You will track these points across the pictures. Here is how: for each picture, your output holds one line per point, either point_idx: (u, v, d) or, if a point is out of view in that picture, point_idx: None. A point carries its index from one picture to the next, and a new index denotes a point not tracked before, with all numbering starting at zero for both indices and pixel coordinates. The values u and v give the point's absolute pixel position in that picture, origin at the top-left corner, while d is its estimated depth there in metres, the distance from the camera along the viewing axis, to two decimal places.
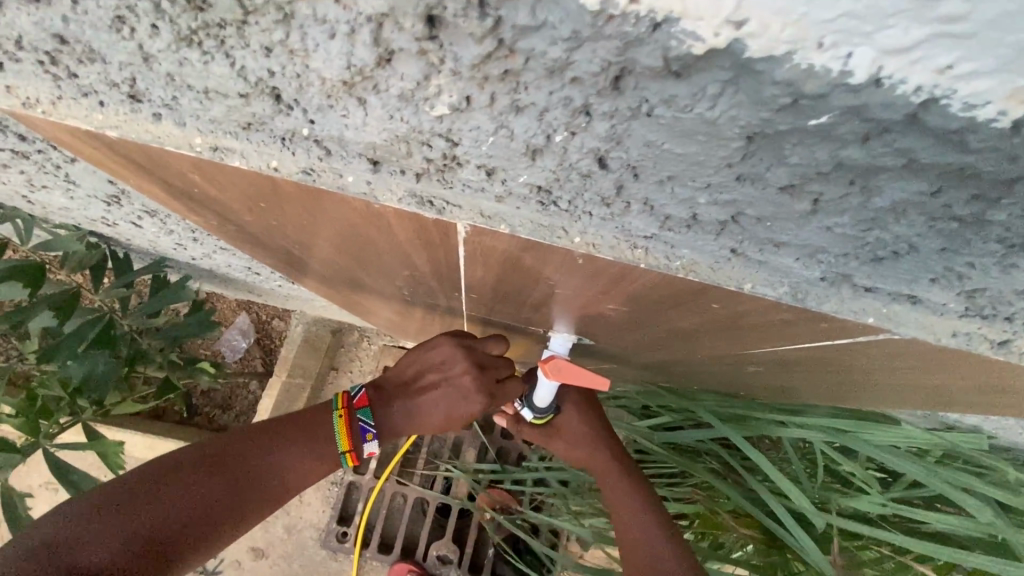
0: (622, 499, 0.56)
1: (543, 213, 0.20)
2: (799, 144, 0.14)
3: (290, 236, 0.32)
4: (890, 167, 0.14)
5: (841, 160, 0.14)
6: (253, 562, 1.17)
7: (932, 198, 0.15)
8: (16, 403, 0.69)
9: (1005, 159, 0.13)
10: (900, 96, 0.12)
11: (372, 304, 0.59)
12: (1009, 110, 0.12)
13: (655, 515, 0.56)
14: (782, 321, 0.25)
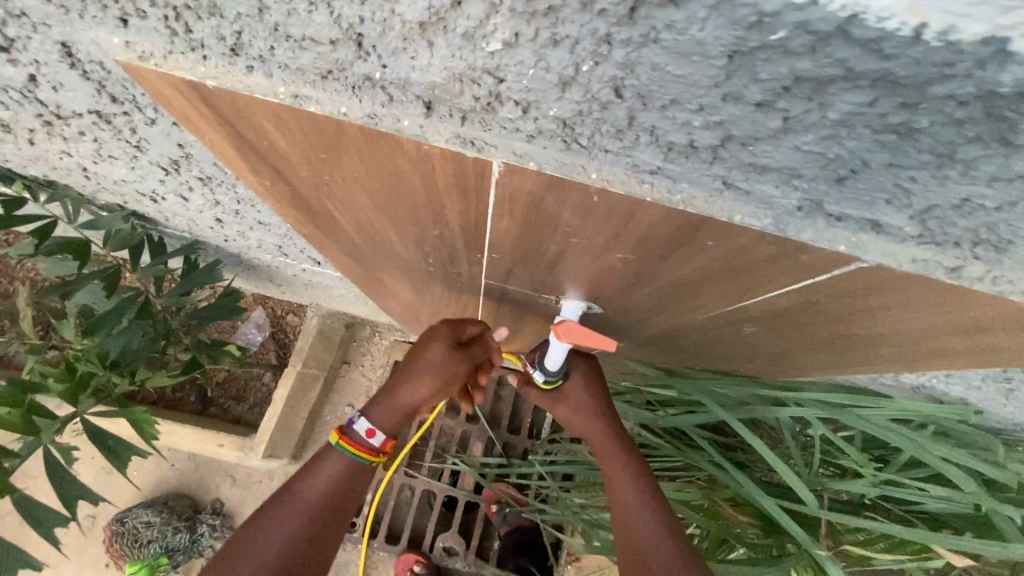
0: (615, 469, 0.60)
1: (566, 152, 0.24)
2: (767, 61, 0.16)
3: (336, 193, 0.37)
4: (833, 78, 0.16)
5: (798, 73, 0.16)
6: None
7: (870, 108, 0.17)
8: (59, 374, 0.73)
9: (916, 65, 0.15)
10: (832, 12, 0.14)
11: (395, 278, 0.64)
12: (910, 20, 0.14)
13: (645, 485, 0.58)
14: (768, 256, 0.29)
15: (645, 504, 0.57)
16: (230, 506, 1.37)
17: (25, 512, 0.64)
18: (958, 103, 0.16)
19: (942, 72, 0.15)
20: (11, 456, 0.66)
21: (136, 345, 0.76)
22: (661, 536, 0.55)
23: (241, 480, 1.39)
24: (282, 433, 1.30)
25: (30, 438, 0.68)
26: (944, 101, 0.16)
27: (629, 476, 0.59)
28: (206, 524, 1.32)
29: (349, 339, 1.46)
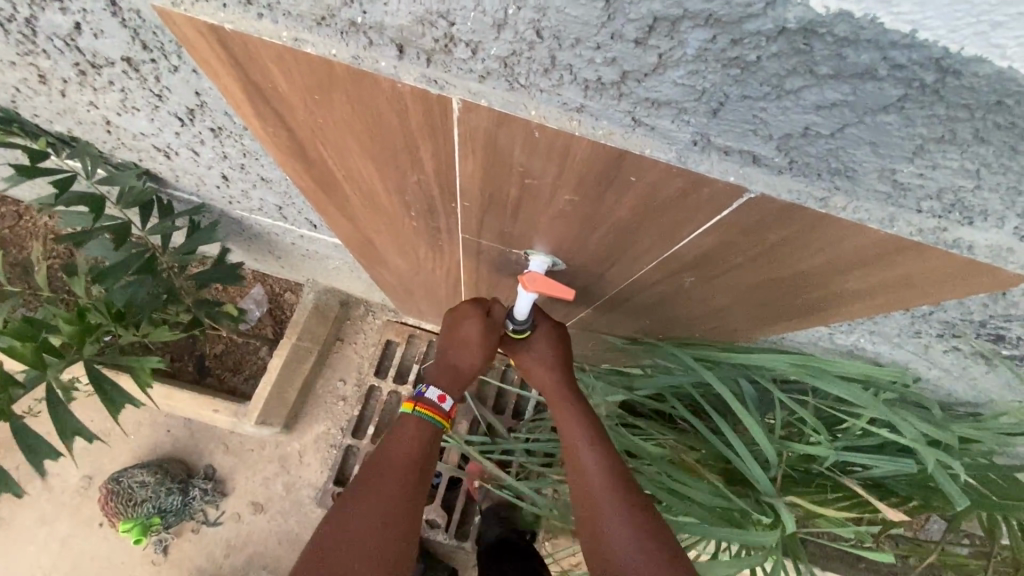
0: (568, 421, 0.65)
1: (510, 92, 0.31)
2: (633, 5, 0.23)
3: (328, 137, 0.43)
4: (679, 16, 0.23)
5: (654, 14, 0.23)
6: (252, 514, 1.42)
7: (713, 44, 0.24)
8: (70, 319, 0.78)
9: (727, 5, 0.22)
10: None
11: (384, 238, 0.70)
12: None
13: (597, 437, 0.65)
14: (681, 191, 0.35)
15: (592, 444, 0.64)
16: (221, 472, 1.43)
17: (20, 441, 0.70)
18: (768, 37, 0.23)
19: (746, 10, 0.22)
20: (13, 384, 0.71)
21: (141, 298, 0.83)
22: (609, 482, 0.61)
23: (234, 448, 1.45)
24: (276, 402, 1.36)
25: (33, 371, 0.73)
26: (754, 36, 0.23)
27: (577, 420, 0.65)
28: (198, 489, 1.39)
29: (344, 317, 1.52)
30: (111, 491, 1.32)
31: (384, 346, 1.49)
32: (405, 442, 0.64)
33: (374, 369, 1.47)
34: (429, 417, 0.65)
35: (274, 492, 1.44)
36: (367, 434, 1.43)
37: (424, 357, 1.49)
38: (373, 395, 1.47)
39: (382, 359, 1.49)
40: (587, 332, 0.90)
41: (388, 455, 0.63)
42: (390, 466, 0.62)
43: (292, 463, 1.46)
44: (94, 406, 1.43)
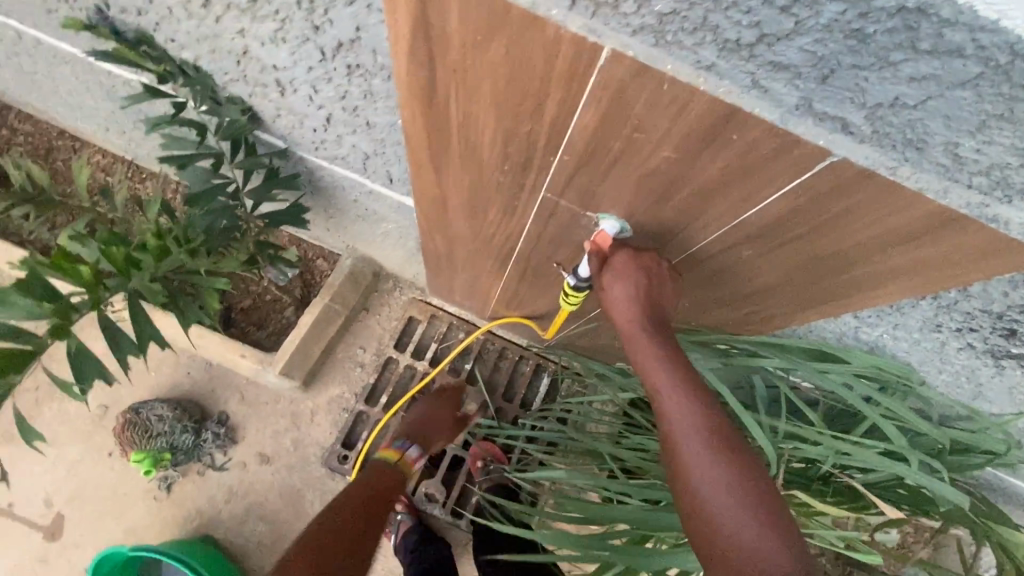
0: (650, 360, 0.63)
1: (654, 48, 0.38)
2: None
3: (466, 79, 0.50)
4: None
5: None
6: (258, 465, 1.46)
7: (843, 16, 0.31)
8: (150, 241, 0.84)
9: None
10: None
11: (459, 193, 0.77)
12: None
13: (680, 372, 0.62)
14: (771, 153, 0.43)
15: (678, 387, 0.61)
16: (234, 420, 1.47)
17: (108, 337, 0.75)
18: (885, 14, 0.30)
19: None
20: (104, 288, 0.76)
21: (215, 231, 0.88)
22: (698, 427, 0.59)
23: (250, 398, 1.49)
24: (300, 357, 1.42)
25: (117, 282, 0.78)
26: (880, 11, 0.30)
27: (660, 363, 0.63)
28: (211, 432, 1.43)
29: (372, 289, 1.59)
30: (128, 422, 1.37)
31: (406, 322, 1.56)
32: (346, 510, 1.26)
33: (394, 343, 1.55)
34: None
35: (282, 447, 1.48)
36: (379, 403, 1.50)
37: (441, 336, 1.57)
38: (389, 366, 1.53)
39: (403, 334, 1.56)
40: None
41: None
42: None
43: (303, 420, 1.50)
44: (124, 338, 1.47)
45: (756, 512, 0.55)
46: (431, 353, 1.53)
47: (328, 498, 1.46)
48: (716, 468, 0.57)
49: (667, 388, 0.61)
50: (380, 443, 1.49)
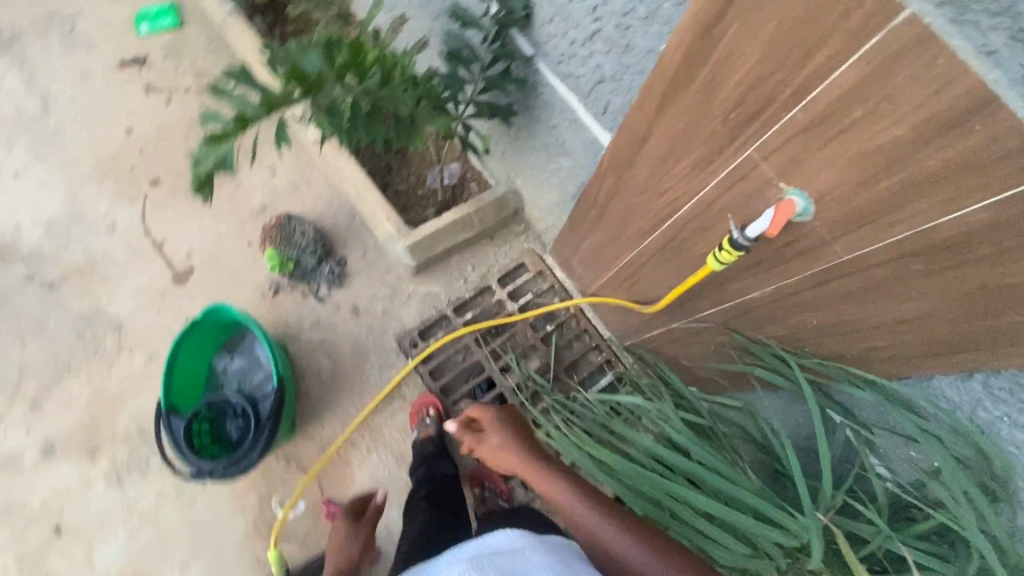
0: (550, 486, 1.02)
1: (949, 22, 0.46)
2: None
3: (755, 17, 0.61)
4: None
5: None
6: (347, 312, 1.64)
7: None
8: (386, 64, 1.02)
9: None
10: None
11: (661, 138, 0.88)
12: None
13: (573, 482, 1.02)
14: (1001, 157, 0.49)
15: (570, 491, 1.00)
16: (348, 268, 1.67)
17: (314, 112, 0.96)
18: None
19: None
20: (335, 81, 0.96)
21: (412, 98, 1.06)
22: (591, 512, 0.96)
23: (368, 257, 1.68)
24: (427, 243, 1.59)
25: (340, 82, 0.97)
26: None
27: (558, 483, 1.02)
28: (329, 267, 1.63)
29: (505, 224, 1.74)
30: (280, 226, 1.61)
31: (516, 265, 1.70)
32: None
33: (499, 276, 1.69)
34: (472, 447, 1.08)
35: (373, 308, 1.65)
36: (464, 316, 1.65)
37: (539, 292, 1.68)
38: (485, 292, 1.68)
39: (510, 273, 1.69)
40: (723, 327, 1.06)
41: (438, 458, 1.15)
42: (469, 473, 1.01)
43: (398, 297, 1.67)
44: (306, 165, 1.73)
45: (642, 543, 0.89)
46: (525, 299, 1.65)
47: (385, 368, 1.61)
48: (609, 531, 0.92)
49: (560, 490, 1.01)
50: (447, 349, 1.63)
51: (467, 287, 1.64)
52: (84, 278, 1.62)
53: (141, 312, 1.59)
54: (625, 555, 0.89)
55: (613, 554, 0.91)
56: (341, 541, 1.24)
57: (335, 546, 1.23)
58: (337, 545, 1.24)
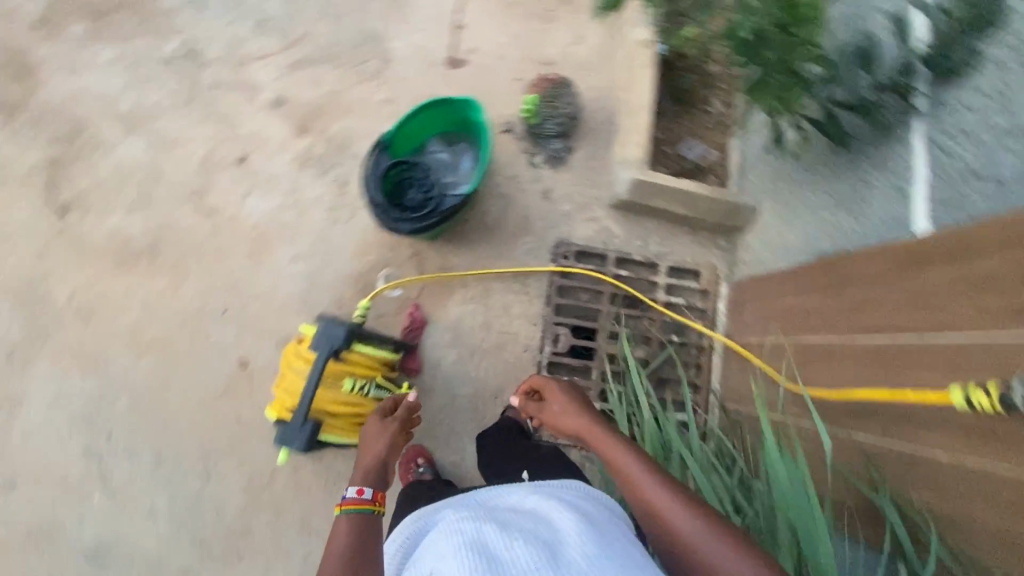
0: (606, 440, 1.04)
1: None
2: None
3: None
4: None
5: None
6: (542, 189, 1.69)
7: None
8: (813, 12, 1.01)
9: None
10: None
11: (1000, 266, 0.79)
12: None
13: (626, 443, 1.02)
14: None
15: (627, 451, 1.00)
16: (570, 159, 1.71)
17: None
18: None
19: None
20: None
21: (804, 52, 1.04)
22: (649, 476, 0.94)
23: (592, 164, 1.71)
24: (649, 192, 1.60)
25: None
26: None
27: (617, 442, 1.02)
28: (558, 146, 1.69)
29: (713, 232, 1.71)
30: (554, 84, 1.68)
31: (692, 268, 1.71)
32: (341, 539, 0.94)
33: (671, 266, 1.71)
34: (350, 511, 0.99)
35: (561, 204, 1.70)
36: (620, 271, 1.68)
37: (693, 305, 1.70)
38: (650, 268, 1.70)
39: (682, 271, 1.71)
40: (863, 455, 1.04)
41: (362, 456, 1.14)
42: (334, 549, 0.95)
43: (586, 213, 1.70)
44: (609, 55, 1.74)
45: (698, 520, 0.87)
46: (676, 301, 1.68)
47: (531, 254, 1.67)
48: (665, 496, 0.91)
49: (613, 441, 1.03)
50: (586, 281, 1.68)
51: (640, 253, 1.68)
52: (395, 4, 1.76)
53: (411, 61, 1.72)
54: (685, 534, 0.87)
55: (675, 537, 0.88)
56: (371, 440, 1.15)
57: (362, 446, 1.14)
58: (365, 442, 1.16)
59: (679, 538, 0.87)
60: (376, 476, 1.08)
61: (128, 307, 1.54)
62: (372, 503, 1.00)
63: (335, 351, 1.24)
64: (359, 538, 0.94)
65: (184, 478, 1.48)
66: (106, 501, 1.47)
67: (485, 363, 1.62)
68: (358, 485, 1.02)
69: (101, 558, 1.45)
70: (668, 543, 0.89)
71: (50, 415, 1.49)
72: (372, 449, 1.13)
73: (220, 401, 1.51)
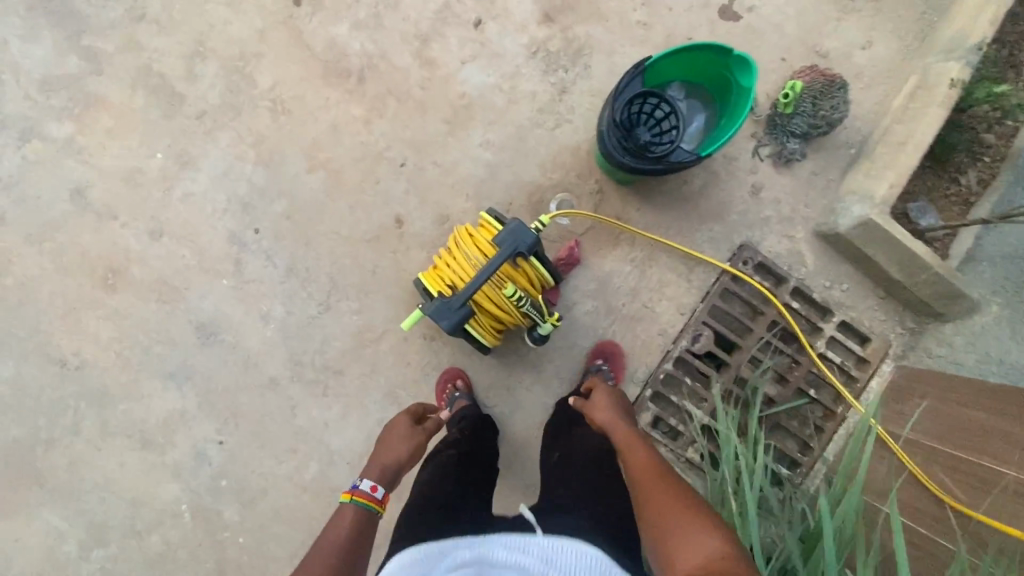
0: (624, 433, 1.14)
1: None
2: None
3: None
4: None
5: None
6: (753, 184, 1.55)
7: None
8: None
9: None
10: None
11: None
12: None
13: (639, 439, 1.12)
14: None
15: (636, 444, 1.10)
16: (796, 168, 1.55)
17: None
18: None
19: None
20: None
21: None
22: (647, 466, 1.03)
23: (815, 183, 1.55)
24: (870, 237, 1.44)
25: None
26: None
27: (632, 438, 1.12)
28: (792, 144, 1.53)
29: (904, 307, 1.55)
30: (831, 79, 1.48)
31: (864, 333, 1.56)
32: (339, 524, 1.00)
33: (845, 321, 1.56)
34: (353, 502, 1.04)
35: (765, 208, 1.55)
36: (792, 301, 1.54)
37: (844, 367, 1.56)
38: (822, 314, 1.56)
39: (853, 330, 1.57)
40: None
41: (384, 442, 1.22)
42: (328, 533, 0.99)
43: (785, 228, 1.55)
44: (885, 77, 1.57)
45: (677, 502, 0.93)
46: (834, 358, 1.55)
47: (711, 243, 1.54)
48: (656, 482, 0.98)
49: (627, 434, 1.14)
50: (752, 296, 1.54)
51: (819, 295, 1.55)
52: None
53: None
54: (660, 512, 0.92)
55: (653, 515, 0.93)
56: (392, 439, 1.22)
57: (383, 443, 1.21)
58: (389, 441, 1.22)
59: (656, 517, 0.92)
60: (387, 476, 1.14)
61: (319, 120, 1.51)
62: (376, 503, 1.06)
63: (516, 255, 1.18)
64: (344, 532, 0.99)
65: (306, 300, 1.50)
66: (230, 289, 1.50)
67: (617, 328, 1.53)
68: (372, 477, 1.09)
69: (206, 336, 1.49)
70: (652, 521, 0.92)
71: (213, 188, 1.50)
72: (393, 438, 1.22)
73: (365, 246, 1.50)
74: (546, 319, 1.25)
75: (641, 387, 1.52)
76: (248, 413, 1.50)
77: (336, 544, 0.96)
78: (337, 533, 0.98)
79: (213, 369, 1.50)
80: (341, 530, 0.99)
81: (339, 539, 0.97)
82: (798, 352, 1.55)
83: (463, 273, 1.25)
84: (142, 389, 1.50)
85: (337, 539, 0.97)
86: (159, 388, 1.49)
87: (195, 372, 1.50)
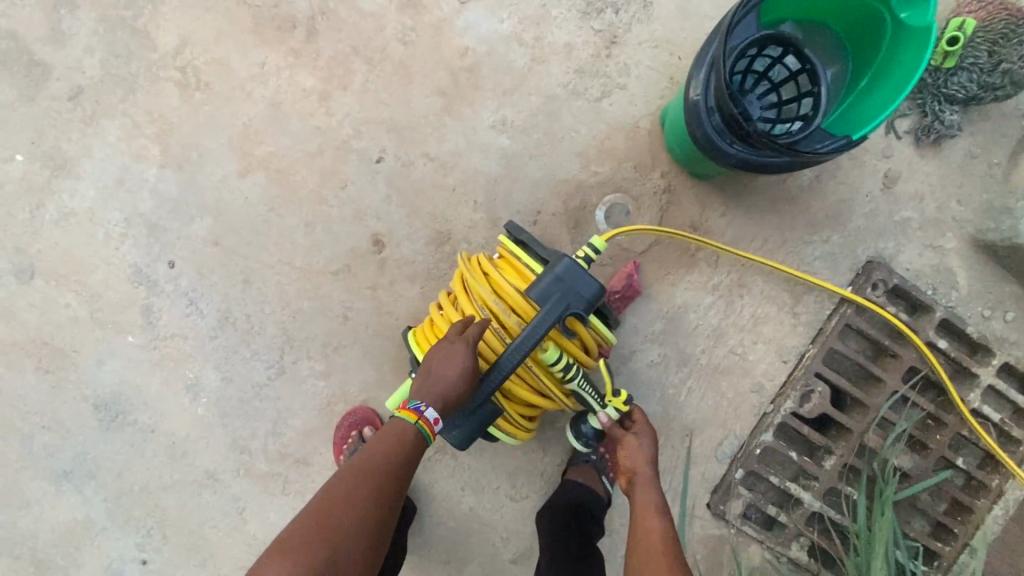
0: (640, 466, 0.86)
1: None
2: None
3: None
4: None
5: None
6: (887, 172, 1.07)
7: None
8: None
9: None
10: None
11: None
12: None
13: (652, 479, 0.85)
14: None
15: (646, 481, 0.85)
16: (947, 147, 1.07)
17: None
18: None
19: None
20: None
21: None
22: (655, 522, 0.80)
23: (974, 168, 1.08)
24: None
25: None
26: None
27: (644, 469, 0.86)
28: (952, 112, 1.04)
29: None
30: (1014, 17, 0.98)
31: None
32: (391, 442, 0.75)
33: (1006, 363, 1.11)
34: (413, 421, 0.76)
35: (902, 206, 1.08)
36: (939, 340, 1.09)
37: (1004, 426, 1.11)
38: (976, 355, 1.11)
39: (1017, 374, 1.12)
40: None
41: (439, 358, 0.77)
42: (374, 447, 0.75)
43: (931, 235, 1.09)
44: None
45: None
46: (992, 415, 1.09)
47: (827, 261, 1.08)
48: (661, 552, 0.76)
49: (642, 469, 0.86)
50: (883, 334, 1.10)
51: (976, 329, 1.10)
52: None
53: None
54: None
55: None
56: (450, 359, 0.76)
57: (439, 356, 0.77)
58: (447, 359, 0.76)
59: None
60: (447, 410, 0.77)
61: (253, 96, 1.02)
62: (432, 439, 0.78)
63: (567, 316, 0.74)
64: (379, 461, 0.73)
65: (250, 362, 1.05)
66: (138, 350, 1.04)
67: (694, 384, 1.08)
68: (439, 415, 0.75)
69: (110, 417, 1.05)
70: None
71: (103, 203, 1.03)
72: (444, 364, 0.76)
73: (331, 282, 1.04)
74: (609, 403, 0.86)
75: (729, 466, 1.10)
76: (179, 522, 1.06)
77: (368, 472, 0.73)
78: (375, 456, 0.74)
79: (125, 463, 1.05)
80: (383, 457, 0.74)
81: (371, 467, 0.73)
82: (936, 410, 1.11)
83: (482, 343, 0.82)
84: (25, 495, 1.05)
85: (367, 469, 0.73)
86: (49, 493, 1.05)
87: (99, 468, 1.06)
